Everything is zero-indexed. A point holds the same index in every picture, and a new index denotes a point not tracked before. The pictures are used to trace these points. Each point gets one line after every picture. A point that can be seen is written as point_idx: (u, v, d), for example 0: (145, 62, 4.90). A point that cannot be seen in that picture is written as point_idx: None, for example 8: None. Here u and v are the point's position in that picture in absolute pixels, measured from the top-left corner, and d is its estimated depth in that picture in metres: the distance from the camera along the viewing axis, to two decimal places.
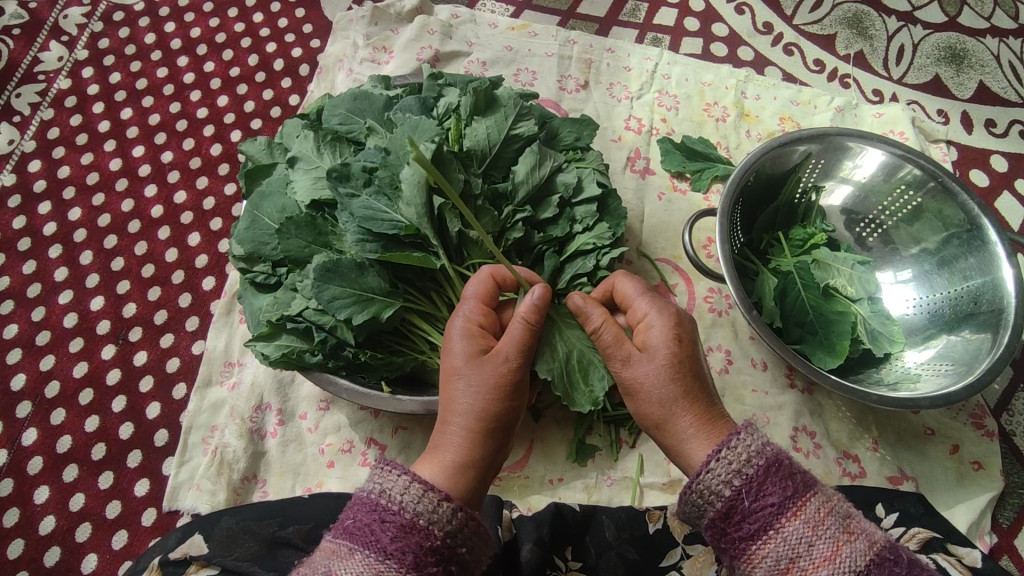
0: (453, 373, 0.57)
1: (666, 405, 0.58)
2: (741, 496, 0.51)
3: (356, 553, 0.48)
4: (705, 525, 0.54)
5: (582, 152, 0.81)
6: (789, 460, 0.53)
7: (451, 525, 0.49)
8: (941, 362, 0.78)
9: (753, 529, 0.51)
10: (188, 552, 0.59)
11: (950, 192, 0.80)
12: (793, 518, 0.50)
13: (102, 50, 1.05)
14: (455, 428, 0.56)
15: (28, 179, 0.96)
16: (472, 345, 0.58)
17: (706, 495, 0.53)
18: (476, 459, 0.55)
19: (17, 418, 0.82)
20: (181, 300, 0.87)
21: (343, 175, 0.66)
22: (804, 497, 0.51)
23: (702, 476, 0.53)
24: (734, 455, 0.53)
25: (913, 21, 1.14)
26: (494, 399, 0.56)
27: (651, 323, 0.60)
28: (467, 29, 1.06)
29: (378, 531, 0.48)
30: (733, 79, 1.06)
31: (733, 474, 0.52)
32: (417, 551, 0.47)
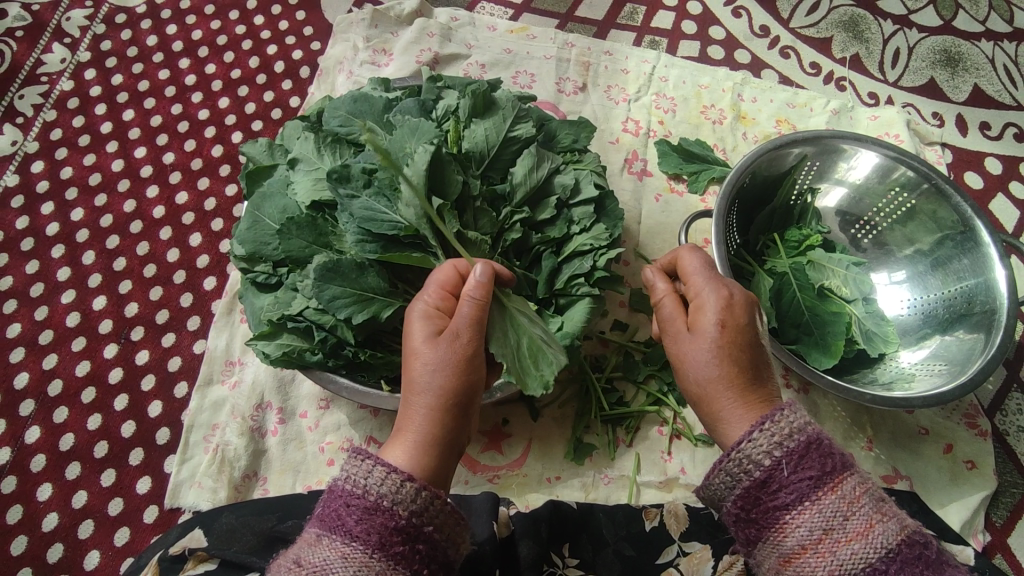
0: (411, 356, 0.57)
1: (707, 384, 0.59)
2: (781, 467, 0.52)
3: (325, 538, 0.49)
4: (737, 495, 0.54)
5: (579, 154, 0.82)
6: (829, 439, 0.54)
7: (414, 504, 0.49)
8: (935, 362, 0.79)
9: (790, 500, 0.52)
10: (187, 545, 0.60)
11: (943, 194, 0.81)
12: (830, 493, 0.51)
13: (105, 52, 1.06)
14: (417, 407, 0.56)
15: (31, 180, 0.97)
16: (429, 327, 0.57)
17: (745, 464, 0.54)
18: (440, 435, 0.55)
19: (21, 416, 0.82)
20: (182, 300, 0.88)
21: (343, 176, 0.67)
22: (841, 474, 0.52)
23: (743, 445, 0.54)
24: (777, 428, 0.53)
25: (908, 25, 1.15)
26: (454, 378, 0.55)
27: (704, 303, 0.60)
28: (466, 31, 1.07)
29: (344, 516, 0.49)
30: (729, 82, 1.07)
31: (775, 446, 0.53)
32: (381, 531, 0.48)
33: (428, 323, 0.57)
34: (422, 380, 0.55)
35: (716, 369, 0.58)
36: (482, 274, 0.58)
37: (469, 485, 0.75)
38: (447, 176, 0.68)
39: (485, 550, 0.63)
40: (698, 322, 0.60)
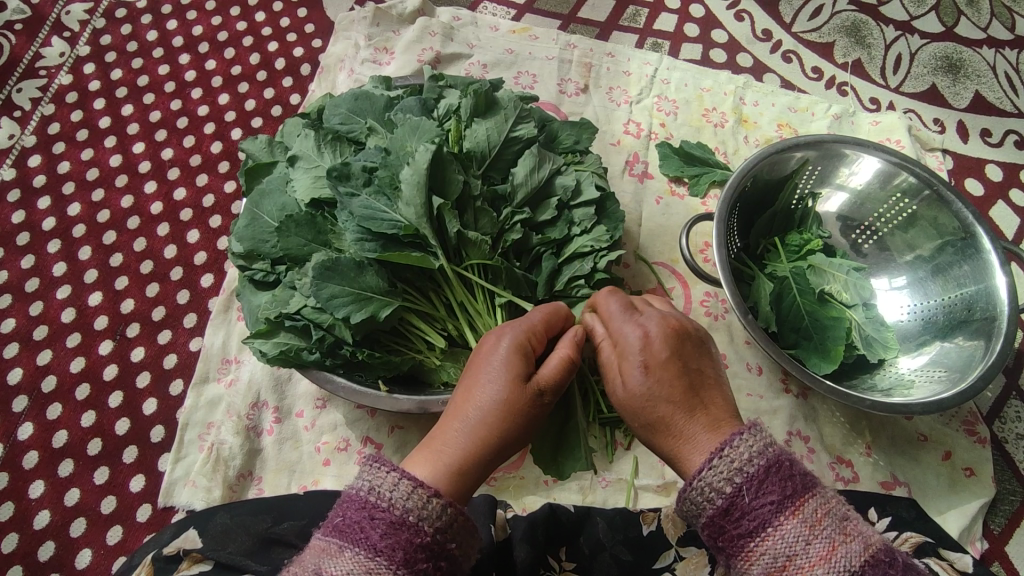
0: (482, 383, 0.57)
1: (661, 405, 0.56)
2: (741, 493, 0.49)
3: (347, 551, 0.47)
4: (703, 524, 0.52)
5: (580, 155, 0.82)
6: (790, 460, 0.51)
7: (440, 521, 0.49)
8: (934, 369, 0.79)
9: (752, 527, 0.49)
10: (182, 546, 0.59)
11: (944, 201, 0.80)
12: (791, 518, 0.48)
13: (104, 47, 1.06)
14: (467, 427, 0.56)
15: (28, 174, 0.96)
16: (516, 360, 0.58)
17: (704, 493, 0.51)
18: (479, 461, 0.55)
19: (14, 411, 0.82)
20: (179, 297, 0.87)
21: (343, 174, 0.67)
22: (803, 497, 0.49)
23: (702, 473, 0.51)
24: (735, 455, 0.51)
25: (910, 31, 1.15)
26: (520, 409, 0.56)
27: (629, 338, 0.59)
28: (468, 31, 1.07)
29: (368, 528, 0.48)
30: (731, 85, 1.07)
31: (734, 472, 0.50)
32: (408, 547, 0.47)
33: (517, 347, 0.58)
34: (487, 401, 0.56)
35: (666, 397, 0.56)
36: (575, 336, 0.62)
37: None
38: (448, 176, 0.67)
39: (484, 552, 0.63)
40: (628, 358, 0.58)
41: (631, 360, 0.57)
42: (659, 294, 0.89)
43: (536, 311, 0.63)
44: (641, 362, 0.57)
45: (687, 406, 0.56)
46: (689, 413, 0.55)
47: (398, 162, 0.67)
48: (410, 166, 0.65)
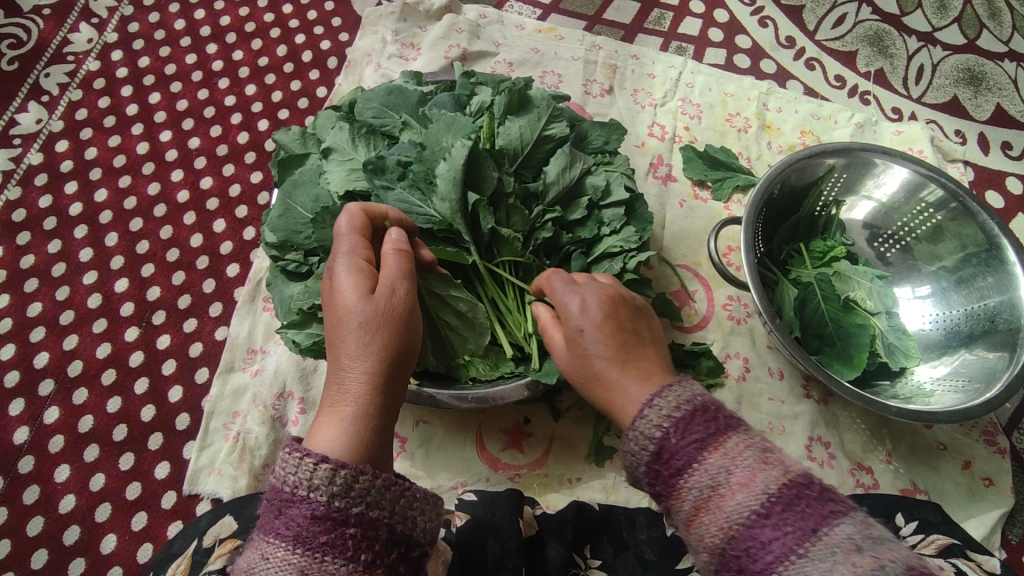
0: (346, 314, 0.52)
1: (599, 365, 0.56)
2: (669, 436, 0.50)
3: (255, 540, 0.45)
4: (642, 475, 0.52)
5: (609, 156, 0.82)
6: (716, 404, 0.51)
7: (333, 486, 0.44)
8: (956, 378, 0.79)
9: (679, 465, 0.49)
10: (219, 534, 0.59)
11: (970, 212, 0.81)
12: (713, 452, 0.48)
13: (132, 34, 1.06)
14: (353, 378, 0.51)
15: (55, 159, 0.96)
16: (361, 282, 0.53)
17: (637, 440, 0.51)
18: (379, 409, 0.51)
19: (40, 395, 0.82)
20: (205, 286, 0.87)
21: (378, 167, 0.67)
22: (725, 433, 0.49)
23: (635, 424, 0.52)
24: (665, 402, 0.51)
25: (933, 42, 1.16)
26: (392, 337, 0.52)
27: (567, 302, 0.59)
28: (494, 29, 1.07)
29: (271, 513, 0.45)
30: (755, 91, 1.07)
31: (663, 417, 0.51)
32: (301, 522, 0.43)
33: (358, 278, 0.53)
34: (361, 345, 0.51)
35: (608, 358, 0.56)
36: (397, 234, 0.56)
37: (491, 483, 0.76)
38: (482, 172, 0.68)
39: (513, 546, 0.62)
40: (568, 320, 0.58)
41: (570, 327, 0.58)
42: (681, 297, 0.90)
43: (342, 225, 0.56)
44: (580, 323, 0.57)
45: (622, 365, 0.56)
46: (621, 370, 0.56)
47: (434, 157, 0.67)
48: (446, 161, 0.65)
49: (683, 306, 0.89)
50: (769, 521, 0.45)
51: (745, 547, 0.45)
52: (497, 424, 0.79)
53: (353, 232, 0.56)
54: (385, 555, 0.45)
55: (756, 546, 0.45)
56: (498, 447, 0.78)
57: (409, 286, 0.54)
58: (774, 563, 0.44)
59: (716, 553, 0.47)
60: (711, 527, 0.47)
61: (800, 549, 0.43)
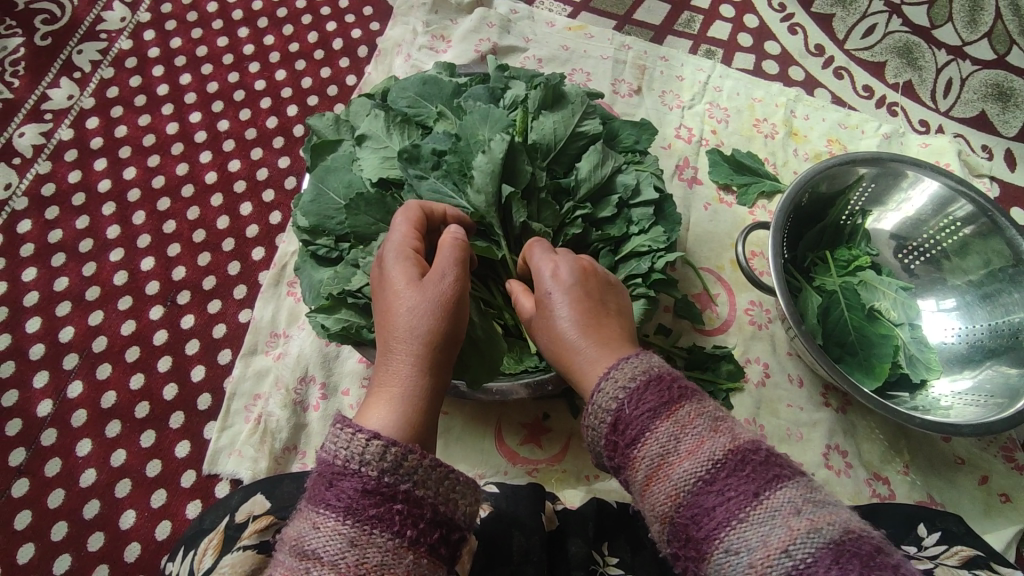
0: (396, 298, 0.54)
1: (566, 336, 0.56)
2: (625, 406, 0.49)
3: (301, 513, 0.46)
4: (599, 444, 0.51)
5: (639, 155, 0.82)
6: (672, 374, 0.51)
7: (384, 462, 0.46)
8: (978, 393, 0.79)
9: (633, 435, 0.48)
10: (252, 510, 0.58)
11: (999, 228, 0.81)
12: (666, 420, 0.48)
13: (164, 15, 1.06)
14: (403, 361, 0.52)
15: (85, 136, 0.97)
16: (408, 268, 0.55)
17: (595, 411, 0.51)
18: (428, 391, 0.52)
19: (64, 368, 0.82)
20: (230, 268, 0.87)
21: (413, 156, 0.68)
22: (679, 402, 0.49)
23: (594, 394, 0.51)
24: (621, 373, 0.51)
25: (962, 56, 1.15)
26: (440, 321, 0.53)
27: (543, 270, 0.59)
28: (524, 25, 1.07)
29: (320, 487, 0.46)
30: (783, 97, 1.07)
31: (619, 388, 0.50)
32: (353, 494, 0.44)
33: (407, 265, 0.55)
34: (410, 329, 0.53)
35: (574, 323, 0.56)
36: (457, 231, 0.58)
37: (509, 477, 0.76)
38: (516, 166, 0.68)
39: (536, 539, 0.62)
40: (542, 286, 0.59)
41: (543, 294, 0.59)
42: (703, 300, 0.90)
43: (396, 220, 0.59)
44: (550, 283, 0.58)
45: (585, 332, 0.56)
46: (585, 336, 0.56)
47: (469, 149, 0.67)
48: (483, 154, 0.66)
49: (704, 309, 0.89)
50: (713, 488, 0.45)
51: (691, 515, 0.45)
52: (516, 419, 0.79)
53: (407, 225, 0.58)
54: (429, 535, 0.45)
55: (702, 514, 0.45)
56: (516, 441, 0.78)
57: (461, 276, 0.56)
58: (717, 531, 0.44)
59: (668, 521, 0.47)
60: (664, 496, 0.47)
61: (741, 515, 0.43)
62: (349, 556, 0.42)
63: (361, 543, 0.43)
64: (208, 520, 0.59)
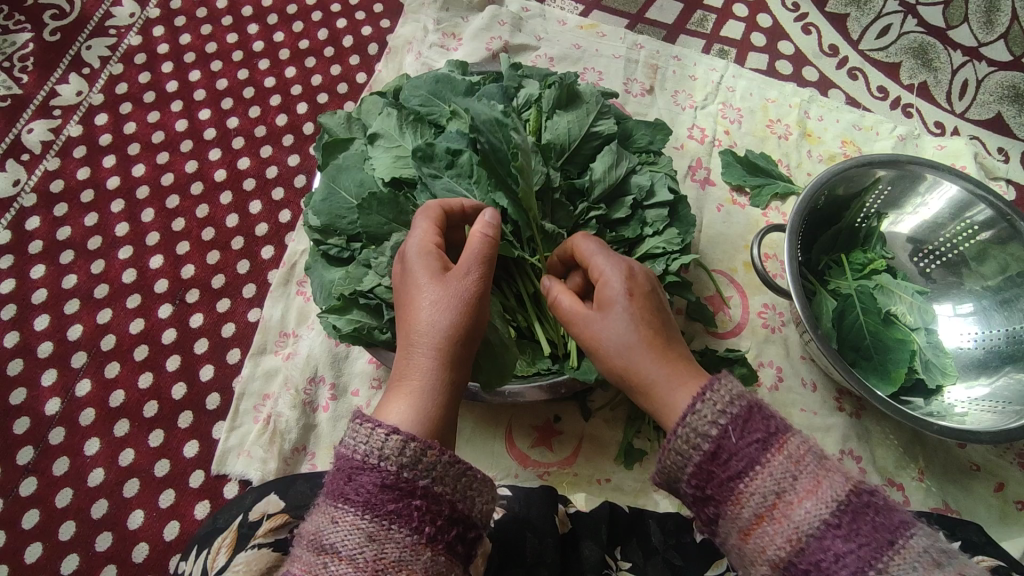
0: (417, 292, 0.55)
1: (629, 354, 0.56)
2: (728, 435, 0.49)
3: (320, 507, 0.48)
4: (690, 472, 0.51)
5: (654, 156, 0.81)
6: (765, 402, 0.51)
7: (403, 457, 0.47)
8: (995, 399, 0.78)
9: (741, 468, 0.49)
10: (267, 510, 0.57)
11: (1018, 232, 0.80)
12: (776, 454, 0.49)
13: (174, 11, 1.05)
14: (424, 356, 0.53)
15: (95, 132, 0.96)
16: (431, 263, 0.56)
17: (691, 439, 0.51)
18: (447, 386, 0.54)
19: (72, 366, 0.82)
20: (239, 266, 0.87)
21: (426, 155, 0.67)
22: (783, 435, 0.49)
23: (688, 419, 0.51)
24: (717, 397, 0.51)
25: (978, 57, 1.14)
26: (462, 317, 0.54)
27: (606, 275, 0.58)
28: (536, 24, 1.06)
29: (339, 481, 0.48)
30: (796, 98, 1.06)
31: (718, 414, 0.50)
32: (372, 489, 0.46)
33: (429, 260, 0.56)
34: (432, 325, 0.54)
35: (643, 340, 0.56)
36: (489, 216, 0.58)
37: (519, 480, 0.75)
38: (529, 166, 0.67)
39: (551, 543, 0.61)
40: (607, 292, 0.57)
41: (605, 302, 0.57)
42: (716, 302, 0.89)
43: (418, 218, 0.60)
44: (624, 290, 0.57)
45: (659, 354, 0.56)
46: (657, 358, 0.56)
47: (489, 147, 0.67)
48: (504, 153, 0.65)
49: (717, 312, 0.88)
50: (841, 533, 0.46)
51: (815, 558, 0.46)
52: (527, 420, 0.78)
53: (431, 221, 0.59)
54: (446, 532, 0.47)
55: (829, 558, 0.46)
56: (527, 444, 0.77)
57: (486, 273, 0.56)
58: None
59: (780, 561, 0.48)
60: (776, 535, 0.48)
61: (880, 563, 0.45)
62: (368, 550, 0.45)
63: (379, 537, 0.45)
64: (220, 521, 0.59)
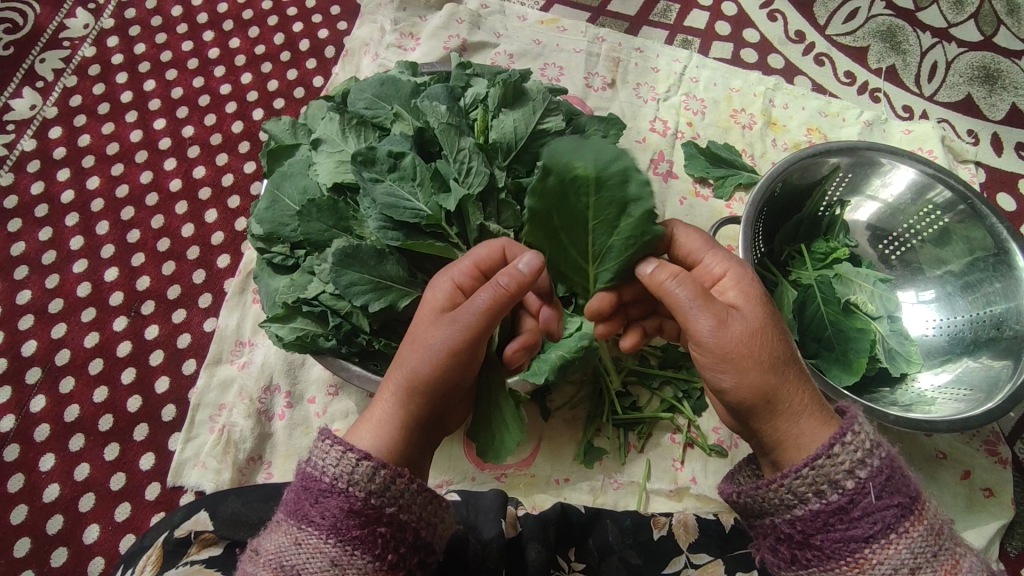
0: (415, 325, 0.57)
1: (775, 371, 0.54)
2: (864, 491, 0.50)
3: (284, 524, 0.49)
4: (805, 517, 0.51)
5: (607, 151, 0.79)
6: (901, 465, 0.52)
7: (372, 484, 0.48)
8: (958, 386, 0.77)
9: (875, 530, 0.49)
10: (193, 528, 0.58)
11: (979, 216, 0.78)
12: (916, 524, 0.49)
13: (128, 20, 1.07)
14: (392, 390, 0.55)
15: (48, 146, 0.98)
16: (439, 303, 0.56)
17: (822, 486, 0.50)
18: (406, 423, 0.54)
19: (27, 383, 0.84)
20: (195, 276, 0.89)
21: (367, 159, 0.65)
22: (922, 504, 0.50)
23: (823, 464, 0.50)
24: (859, 447, 0.50)
25: (947, 39, 1.11)
26: (434, 372, 0.54)
27: (734, 278, 0.57)
28: (495, 20, 1.05)
29: (305, 500, 0.49)
30: (761, 86, 1.04)
31: (858, 466, 0.50)
32: (337, 514, 0.47)
33: (437, 298, 0.56)
34: (406, 362, 0.55)
35: (779, 354, 0.54)
36: (525, 265, 0.53)
37: (477, 482, 0.75)
38: (472, 167, 0.66)
39: (499, 548, 0.63)
40: (733, 296, 0.56)
41: (738, 304, 0.56)
42: None
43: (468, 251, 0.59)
44: (753, 295, 0.56)
45: (793, 380, 0.55)
46: (791, 378, 0.55)
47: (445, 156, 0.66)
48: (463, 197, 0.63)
49: None
50: None
51: None
52: None
53: (474, 260, 0.57)
54: (407, 559, 0.49)
55: None
56: None
57: (478, 327, 0.53)
58: None
59: None
60: None
61: None
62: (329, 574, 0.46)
63: (341, 563, 0.46)
64: (148, 538, 0.60)
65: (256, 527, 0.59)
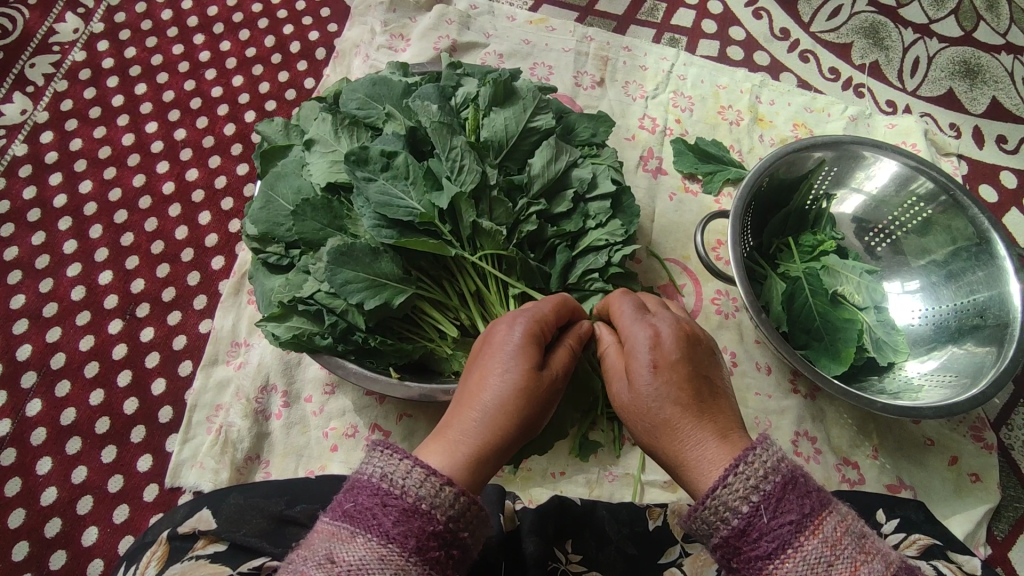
0: (502, 364, 0.55)
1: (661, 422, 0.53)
2: (759, 512, 0.45)
3: (359, 537, 0.44)
4: (716, 545, 0.48)
5: (597, 149, 0.81)
6: (807, 475, 0.47)
7: (452, 509, 0.47)
8: (944, 373, 0.78)
9: (770, 548, 0.45)
10: (196, 526, 0.59)
11: (960, 206, 0.80)
12: (811, 538, 0.44)
13: (118, 24, 1.07)
14: (477, 420, 0.53)
15: (40, 151, 0.98)
16: (532, 343, 0.57)
17: (718, 510, 0.47)
18: (491, 458, 0.53)
19: (22, 387, 0.85)
20: (190, 278, 0.90)
21: (361, 158, 0.65)
22: (822, 514, 0.45)
23: (719, 491, 0.47)
24: (751, 471, 0.47)
25: (929, 34, 1.13)
26: (530, 410, 0.54)
27: (638, 341, 0.56)
28: (484, 20, 1.06)
29: (382, 515, 0.45)
30: (748, 83, 1.06)
31: (750, 489, 0.46)
32: (422, 534, 0.45)
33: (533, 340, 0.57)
34: (501, 398, 0.53)
35: (674, 406, 0.53)
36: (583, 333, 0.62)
37: None
38: (464, 165, 0.66)
39: (493, 542, 0.65)
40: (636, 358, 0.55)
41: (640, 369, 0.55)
42: (671, 290, 0.89)
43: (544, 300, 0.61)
44: (651, 360, 0.54)
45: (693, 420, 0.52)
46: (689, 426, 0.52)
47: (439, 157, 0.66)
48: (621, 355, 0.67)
49: (671, 300, 0.89)
50: None
51: None
52: None
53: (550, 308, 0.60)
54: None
55: None
56: None
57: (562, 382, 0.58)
58: None
59: None
60: None
61: None
62: None
63: None
64: (151, 535, 0.61)
65: (257, 524, 0.60)
